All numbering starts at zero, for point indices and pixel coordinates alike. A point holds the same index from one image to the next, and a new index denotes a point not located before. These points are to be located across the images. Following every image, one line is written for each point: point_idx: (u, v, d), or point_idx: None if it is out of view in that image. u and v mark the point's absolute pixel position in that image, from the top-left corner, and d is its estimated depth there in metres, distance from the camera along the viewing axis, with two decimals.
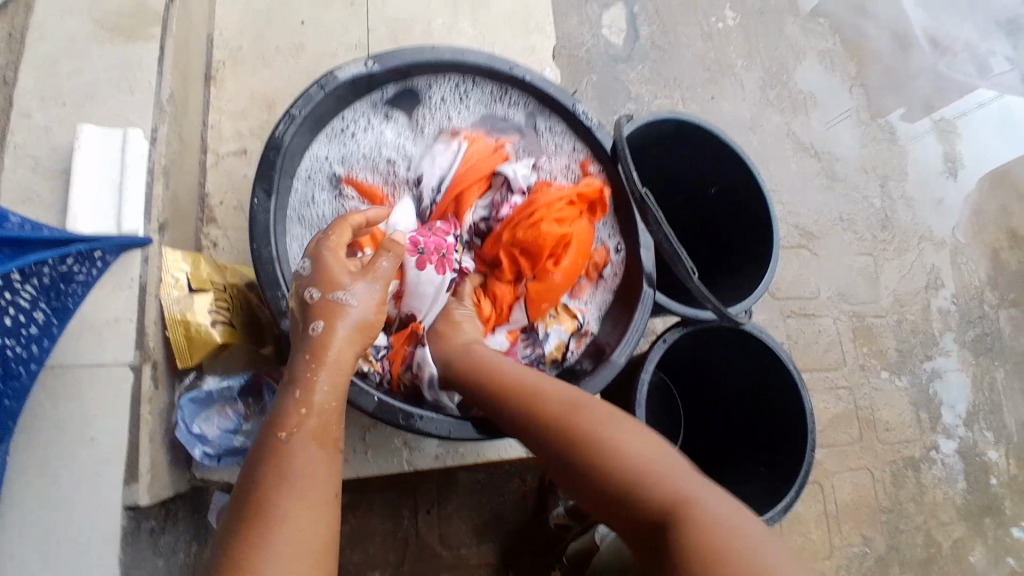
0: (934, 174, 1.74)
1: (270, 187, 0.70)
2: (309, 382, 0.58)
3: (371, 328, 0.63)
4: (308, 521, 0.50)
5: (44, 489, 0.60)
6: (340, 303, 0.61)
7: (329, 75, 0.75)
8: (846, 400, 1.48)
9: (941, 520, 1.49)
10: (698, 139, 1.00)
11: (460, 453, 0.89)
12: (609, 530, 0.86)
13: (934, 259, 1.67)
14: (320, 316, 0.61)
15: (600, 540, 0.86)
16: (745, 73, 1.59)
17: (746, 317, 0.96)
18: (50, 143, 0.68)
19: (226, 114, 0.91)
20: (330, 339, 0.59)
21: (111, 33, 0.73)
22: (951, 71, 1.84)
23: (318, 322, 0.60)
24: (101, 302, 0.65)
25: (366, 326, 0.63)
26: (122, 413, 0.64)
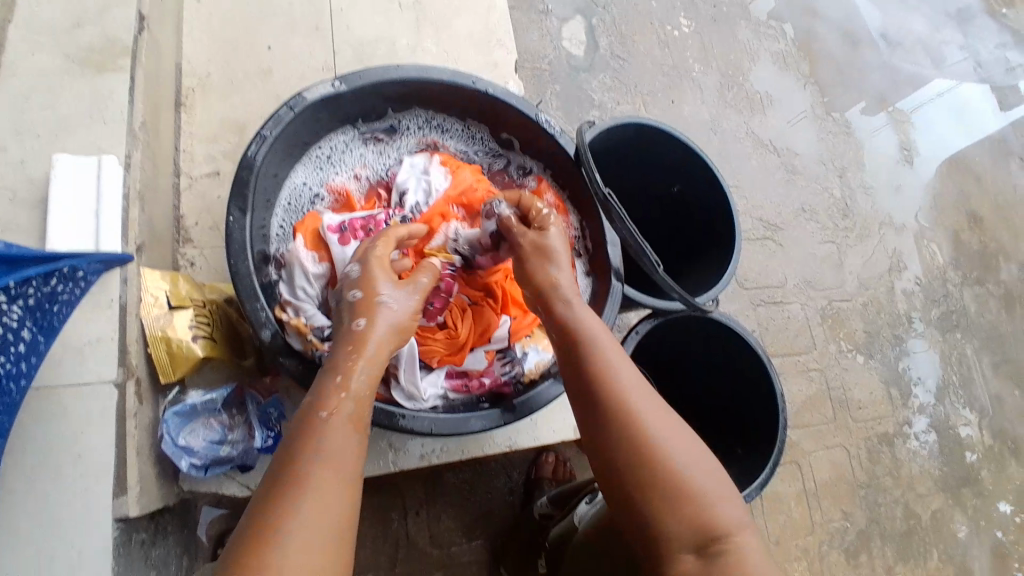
0: (891, 162, 1.81)
1: (244, 205, 0.72)
2: (348, 368, 0.60)
3: (404, 331, 0.67)
4: (333, 497, 0.51)
5: (34, 505, 0.62)
6: (382, 303, 0.65)
7: (297, 95, 0.78)
8: (819, 383, 1.53)
9: (918, 493, 1.54)
10: (656, 139, 1.05)
11: (444, 450, 0.92)
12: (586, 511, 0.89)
13: (895, 243, 1.73)
14: (363, 312, 0.64)
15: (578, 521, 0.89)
16: (703, 76, 1.65)
17: (713, 306, 1.00)
18: (27, 174, 0.70)
19: (198, 138, 0.94)
20: (370, 334, 0.63)
21: (82, 66, 0.76)
22: (900, 64, 1.92)
23: (361, 318, 0.64)
24: (83, 323, 0.67)
25: (400, 329, 0.66)
26: (108, 428, 0.66)
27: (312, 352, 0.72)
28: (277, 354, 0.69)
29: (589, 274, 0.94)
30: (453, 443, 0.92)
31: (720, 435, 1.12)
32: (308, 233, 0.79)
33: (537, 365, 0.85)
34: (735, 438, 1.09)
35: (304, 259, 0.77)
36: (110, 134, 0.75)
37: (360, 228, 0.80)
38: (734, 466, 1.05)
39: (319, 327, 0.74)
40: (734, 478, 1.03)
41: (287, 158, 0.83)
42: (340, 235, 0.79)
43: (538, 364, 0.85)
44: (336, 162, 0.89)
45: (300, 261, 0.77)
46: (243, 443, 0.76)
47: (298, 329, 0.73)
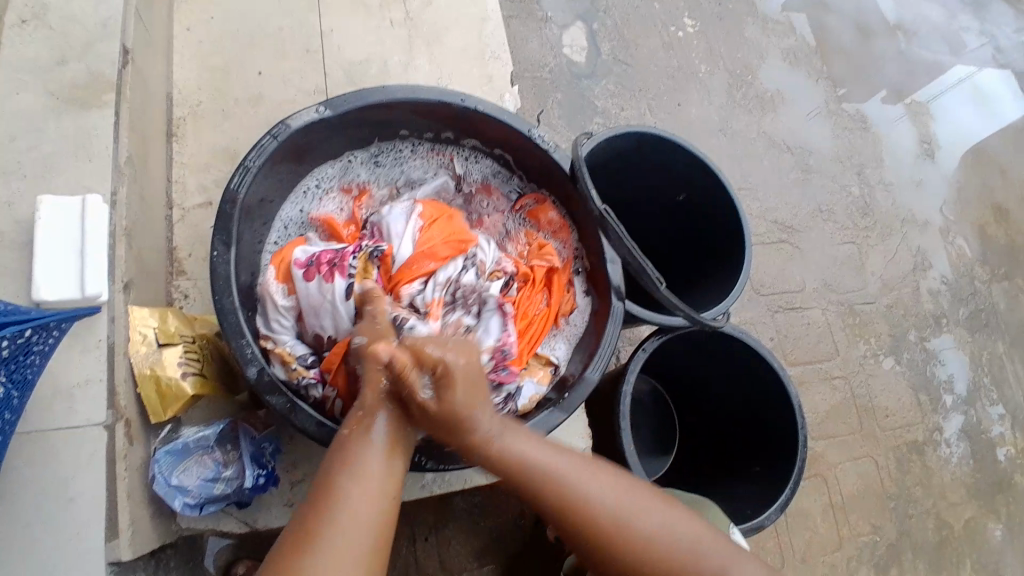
0: (911, 157, 1.74)
1: (228, 238, 0.71)
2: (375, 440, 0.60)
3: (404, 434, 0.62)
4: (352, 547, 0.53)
5: (24, 555, 0.61)
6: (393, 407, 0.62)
7: (281, 124, 0.76)
8: (842, 390, 1.47)
9: (951, 502, 1.47)
10: (659, 149, 1.01)
11: (446, 480, 0.89)
12: None
13: (919, 240, 1.66)
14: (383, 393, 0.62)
15: None
16: (709, 78, 1.61)
17: (724, 320, 0.96)
18: (12, 216, 0.70)
19: (189, 169, 0.93)
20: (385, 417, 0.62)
21: (67, 104, 0.75)
22: (917, 54, 1.85)
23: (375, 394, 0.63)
24: (70, 366, 0.66)
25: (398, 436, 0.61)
26: (98, 472, 0.65)
27: (297, 380, 0.73)
28: (263, 391, 0.67)
29: (588, 293, 0.92)
30: (455, 472, 0.90)
31: (736, 453, 1.07)
32: (281, 264, 0.77)
33: (531, 399, 0.81)
34: (752, 456, 1.05)
35: (274, 292, 0.75)
36: (96, 171, 0.74)
37: (326, 263, 0.75)
38: (751, 487, 1.01)
39: (303, 355, 0.75)
40: (752, 498, 0.98)
41: (275, 187, 0.82)
42: (305, 270, 0.75)
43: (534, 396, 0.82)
44: (330, 195, 0.89)
45: (270, 296, 0.75)
46: (236, 480, 0.75)
47: (282, 358, 0.74)
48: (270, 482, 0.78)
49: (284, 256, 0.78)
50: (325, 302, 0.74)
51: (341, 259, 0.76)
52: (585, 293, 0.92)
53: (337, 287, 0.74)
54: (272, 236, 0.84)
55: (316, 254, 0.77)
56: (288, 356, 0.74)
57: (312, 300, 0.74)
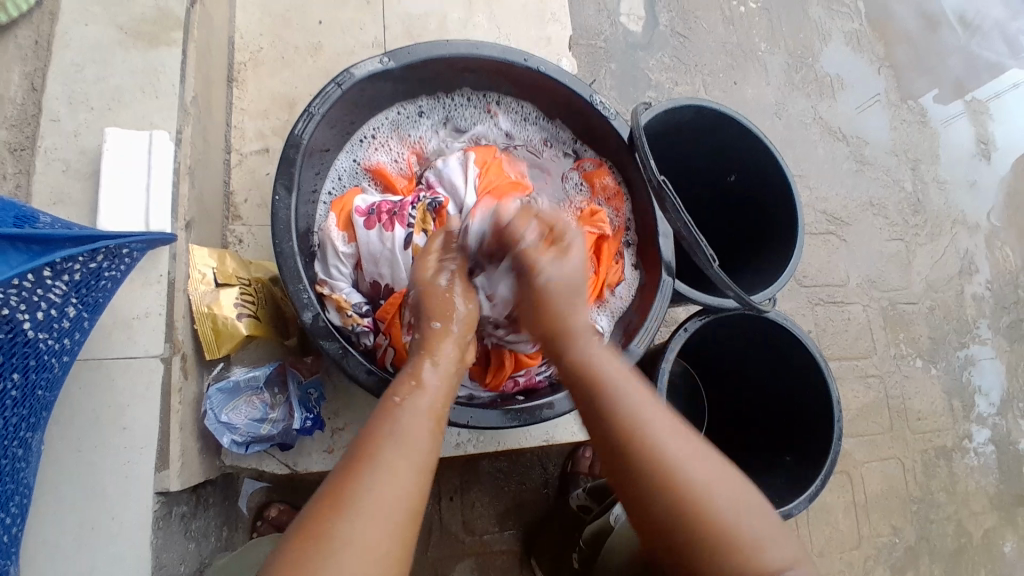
0: (969, 156, 1.68)
1: (290, 183, 0.71)
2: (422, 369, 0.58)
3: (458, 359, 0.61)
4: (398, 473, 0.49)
5: (81, 476, 0.64)
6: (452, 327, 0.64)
7: (346, 72, 0.75)
8: (875, 388, 1.45)
9: (973, 510, 1.46)
10: (717, 125, 0.99)
11: (482, 441, 0.91)
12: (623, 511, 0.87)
13: (968, 244, 1.62)
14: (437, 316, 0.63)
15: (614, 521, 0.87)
16: (769, 58, 1.56)
17: (770, 305, 0.94)
18: (81, 147, 0.71)
19: (248, 114, 0.93)
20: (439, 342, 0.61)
21: (135, 39, 0.75)
22: (985, 50, 1.77)
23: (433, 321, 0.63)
24: (132, 298, 0.68)
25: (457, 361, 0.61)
26: (154, 403, 0.67)
27: (351, 327, 0.74)
28: (318, 336, 0.67)
29: (636, 266, 0.91)
30: (491, 434, 0.91)
31: (767, 441, 1.07)
32: (341, 212, 0.77)
33: None
34: (784, 446, 1.04)
35: (334, 238, 0.75)
36: (161, 108, 0.74)
37: (387, 213, 0.76)
38: (782, 475, 1.01)
39: (358, 304, 0.75)
40: (781, 486, 0.98)
41: (335, 136, 0.81)
42: (367, 218, 0.76)
43: None
44: (385, 146, 0.88)
45: (330, 241, 0.75)
46: (283, 423, 0.76)
47: (338, 304, 0.74)
48: (316, 426, 0.79)
49: (344, 204, 0.78)
50: (385, 252, 0.75)
51: (402, 208, 0.76)
52: (633, 267, 0.91)
53: (397, 236, 0.74)
54: (327, 182, 0.84)
55: (376, 203, 0.77)
56: (344, 303, 0.74)
57: (371, 248, 0.75)
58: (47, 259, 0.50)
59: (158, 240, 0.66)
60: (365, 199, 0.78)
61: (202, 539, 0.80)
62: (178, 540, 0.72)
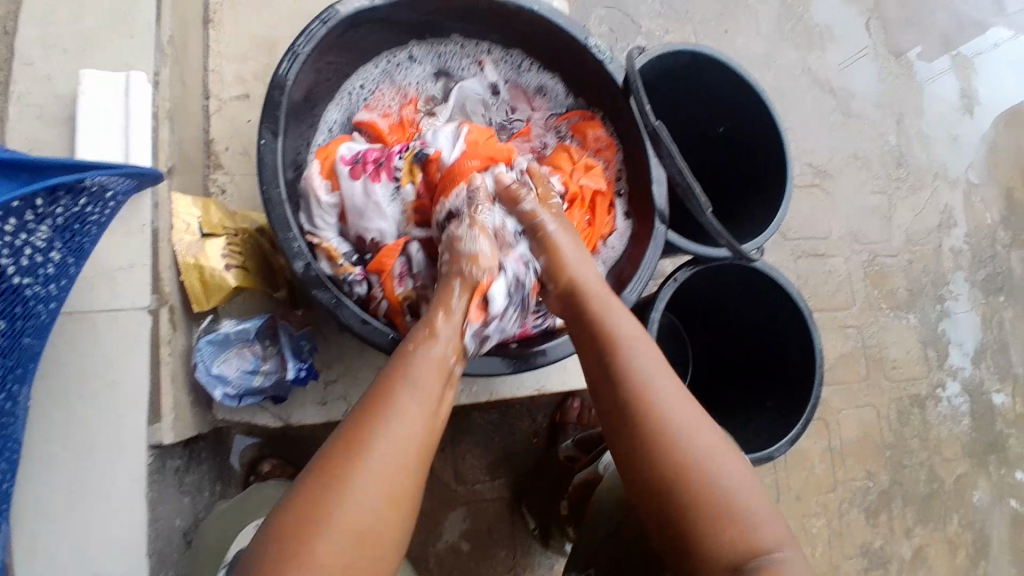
0: (952, 111, 1.69)
1: (276, 127, 0.68)
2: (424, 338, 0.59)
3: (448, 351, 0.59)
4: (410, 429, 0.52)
5: (73, 429, 0.63)
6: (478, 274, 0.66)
7: (330, 8, 0.72)
8: (854, 339, 1.49)
9: (944, 455, 1.52)
10: (710, 73, 0.97)
11: (476, 391, 0.91)
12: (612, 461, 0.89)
13: (948, 199, 1.64)
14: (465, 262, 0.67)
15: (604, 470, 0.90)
16: (759, 7, 1.53)
17: (758, 255, 0.95)
18: (52, 90, 0.67)
19: (226, 58, 0.89)
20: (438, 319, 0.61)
21: None
22: (973, 3, 1.76)
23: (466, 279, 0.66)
24: (115, 248, 0.66)
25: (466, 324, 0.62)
26: (143, 356, 0.66)
27: (343, 276, 0.73)
28: (310, 285, 0.66)
29: (628, 216, 0.89)
30: (485, 384, 0.91)
31: (750, 388, 1.10)
32: (326, 160, 0.76)
33: None
34: (766, 392, 1.07)
35: (317, 189, 0.74)
36: (135, 49, 0.71)
37: (372, 163, 0.76)
38: (763, 421, 1.04)
39: (348, 253, 0.74)
40: (763, 432, 1.01)
41: (321, 78, 0.78)
42: (351, 167, 0.75)
43: None
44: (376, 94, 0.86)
45: (315, 191, 0.73)
46: (276, 376, 0.75)
47: (328, 254, 0.73)
48: (309, 377, 0.78)
49: (331, 152, 0.76)
50: (369, 202, 0.74)
51: (387, 158, 0.76)
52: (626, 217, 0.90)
53: (382, 188, 0.75)
54: (317, 132, 0.82)
55: (361, 152, 0.76)
56: (335, 253, 0.73)
57: (356, 199, 0.74)
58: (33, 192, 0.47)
59: (145, 179, 0.62)
60: (350, 148, 0.77)
61: (196, 492, 0.81)
62: (172, 492, 0.72)
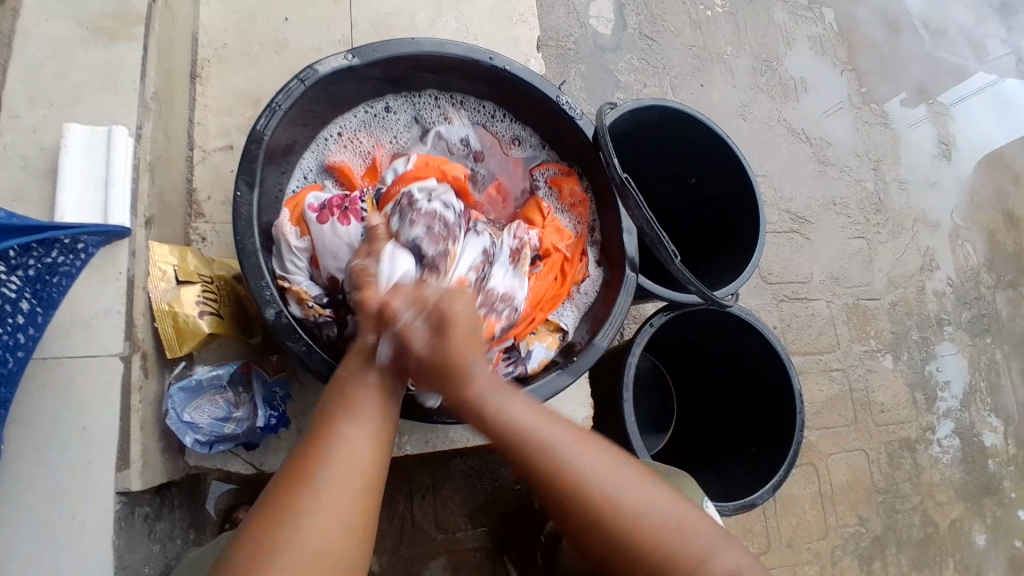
0: (929, 157, 1.73)
1: (252, 179, 0.70)
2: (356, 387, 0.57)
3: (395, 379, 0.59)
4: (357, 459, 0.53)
5: (36, 476, 0.63)
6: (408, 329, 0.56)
7: (309, 68, 0.75)
8: (841, 382, 1.49)
9: (937, 500, 1.50)
10: (681, 126, 1.01)
11: (450, 437, 0.91)
12: None
13: (929, 241, 1.66)
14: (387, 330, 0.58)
15: None
16: (734, 61, 1.59)
17: (733, 300, 0.96)
18: (37, 143, 0.70)
19: (212, 111, 0.92)
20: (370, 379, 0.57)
21: (94, 34, 0.75)
22: (944, 55, 1.83)
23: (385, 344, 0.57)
24: (89, 295, 0.67)
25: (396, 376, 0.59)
26: (112, 401, 0.66)
27: (313, 318, 0.74)
28: (280, 333, 0.67)
29: (601, 266, 0.92)
30: (460, 429, 0.91)
31: (731, 432, 1.09)
32: (295, 208, 0.77)
33: (542, 363, 0.83)
34: (748, 437, 1.06)
35: (287, 234, 0.75)
36: (120, 104, 0.74)
37: (338, 207, 0.76)
38: (746, 467, 1.02)
39: (319, 295, 0.75)
40: (746, 478, 1.00)
41: (300, 132, 0.81)
42: (318, 214, 0.75)
43: (543, 360, 0.83)
44: (351, 142, 0.88)
45: (284, 236, 0.75)
46: (247, 422, 0.75)
47: (299, 296, 0.74)
48: (282, 424, 0.78)
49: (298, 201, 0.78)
50: (340, 245, 0.74)
51: (352, 203, 0.77)
52: (597, 265, 0.92)
53: (351, 230, 0.75)
54: (292, 180, 0.84)
55: (327, 199, 0.77)
56: (305, 295, 0.74)
57: (327, 242, 0.74)
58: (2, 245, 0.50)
59: (110, 233, 0.68)
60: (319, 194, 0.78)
61: (165, 541, 0.79)
62: (139, 541, 0.71)
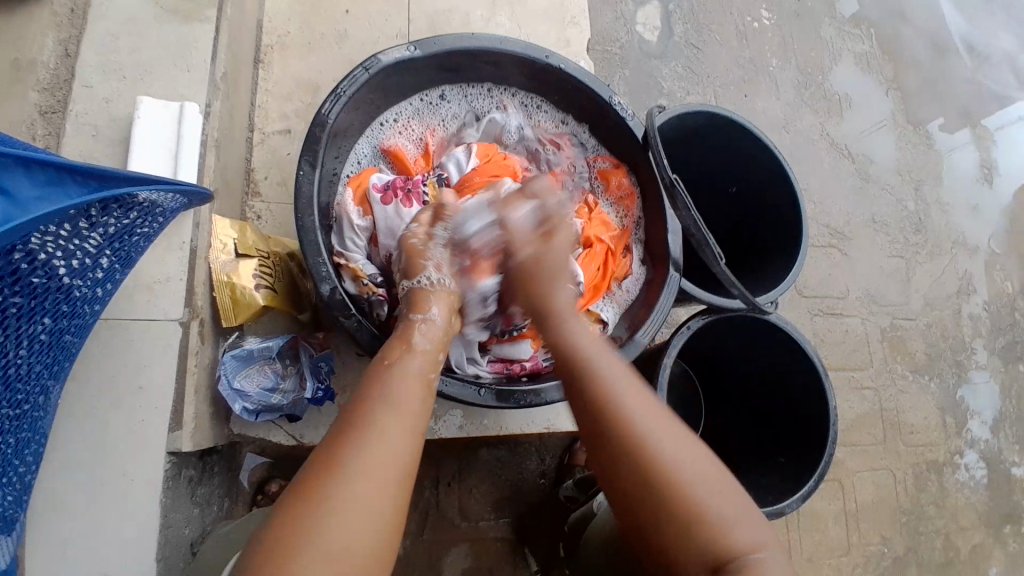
0: (971, 180, 1.71)
1: (315, 160, 0.73)
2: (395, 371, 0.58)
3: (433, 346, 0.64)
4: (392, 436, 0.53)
5: (96, 430, 0.66)
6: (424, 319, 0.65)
7: (373, 57, 0.78)
8: (871, 401, 1.47)
9: (962, 526, 1.47)
10: (728, 132, 1.01)
11: (484, 424, 0.92)
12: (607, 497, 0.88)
13: (967, 264, 1.64)
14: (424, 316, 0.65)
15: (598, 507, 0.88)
16: (779, 73, 1.59)
17: (772, 308, 0.96)
18: (112, 115, 0.73)
19: (273, 95, 0.95)
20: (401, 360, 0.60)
21: (170, 14, 0.78)
22: (991, 78, 1.81)
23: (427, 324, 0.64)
24: (155, 261, 0.70)
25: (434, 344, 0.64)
26: (169, 364, 0.69)
27: (366, 296, 0.75)
28: (335, 307, 0.69)
29: (644, 262, 0.93)
30: (494, 418, 0.92)
31: (761, 441, 1.09)
32: (358, 188, 0.80)
33: None
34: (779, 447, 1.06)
35: (349, 212, 0.78)
36: (191, 82, 0.77)
37: (401, 189, 0.80)
38: (776, 476, 1.02)
39: (373, 274, 0.76)
40: (775, 487, 1.00)
41: (358, 118, 0.83)
42: (383, 194, 0.79)
43: None
44: (406, 129, 0.91)
45: (347, 215, 0.78)
46: (294, 393, 0.78)
47: (354, 273, 0.76)
48: (326, 397, 0.81)
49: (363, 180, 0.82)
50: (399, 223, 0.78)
51: (415, 186, 0.81)
52: (641, 262, 0.94)
53: (413, 211, 0.78)
54: (348, 165, 0.86)
55: (390, 181, 0.81)
56: (360, 272, 0.75)
57: (388, 222, 0.78)
58: (99, 194, 0.50)
59: (194, 197, 0.66)
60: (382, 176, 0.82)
61: (205, 506, 0.82)
62: (183, 502, 0.74)
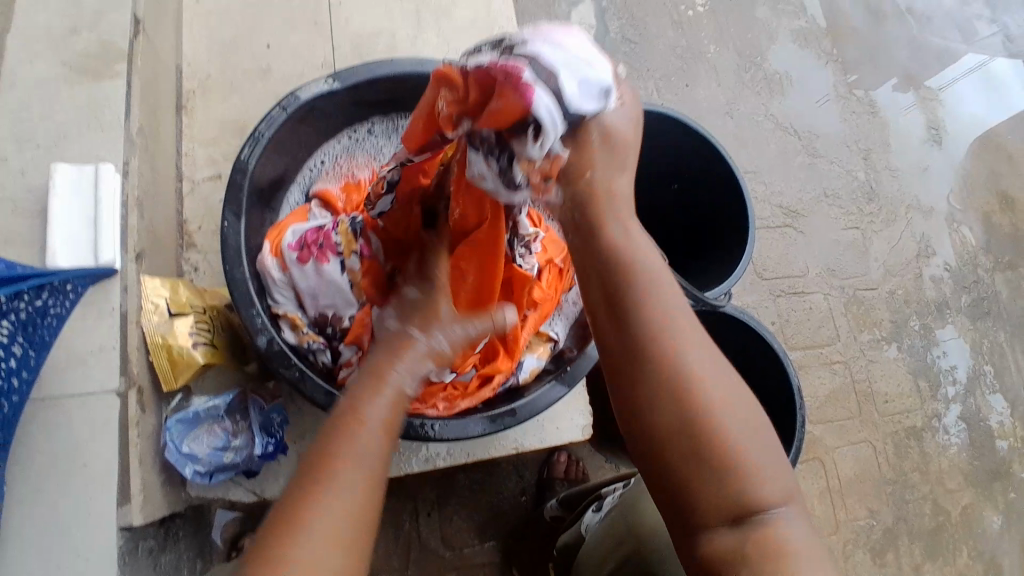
0: (920, 143, 1.73)
1: (239, 209, 0.71)
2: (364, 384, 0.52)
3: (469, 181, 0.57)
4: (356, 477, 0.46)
5: (45, 516, 0.63)
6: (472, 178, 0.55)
7: (290, 95, 0.76)
8: (842, 374, 1.48)
9: (948, 488, 1.49)
10: (663, 131, 1.01)
11: (450, 453, 0.91)
12: (594, 518, 0.86)
13: (923, 228, 1.66)
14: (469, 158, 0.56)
15: (586, 529, 0.86)
16: (718, 60, 1.60)
17: (727, 300, 0.97)
18: (27, 185, 0.70)
19: (199, 141, 0.93)
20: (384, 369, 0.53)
21: (80, 73, 0.75)
22: (931, 39, 1.83)
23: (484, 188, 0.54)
24: (84, 332, 0.67)
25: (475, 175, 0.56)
26: (112, 438, 0.67)
27: (307, 345, 0.77)
28: (274, 360, 0.67)
29: None
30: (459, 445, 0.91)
31: None
32: (275, 239, 0.78)
33: (533, 372, 0.83)
34: None
35: (268, 268, 0.75)
36: (107, 140, 0.74)
37: (314, 245, 0.76)
38: None
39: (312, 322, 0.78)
40: None
41: (284, 160, 0.82)
42: (298, 252, 0.76)
43: (534, 371, 0.83)
44: (334, 172, 0.91)
45: (266, 271, 0.75)
46: (245, 450, 0.76)
47: (293, 322, 0.77)
48: (279, 451, 0.79)
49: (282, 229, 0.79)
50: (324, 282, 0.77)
51: (326, 238, 0.76)
52: None
53: (331, 268, 0.76)
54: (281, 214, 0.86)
55: (305, 234, 0.77)
56: (299, 321, 0.78)
57: (310, 285, 0.77)
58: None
59: (97, 274, 0.69)
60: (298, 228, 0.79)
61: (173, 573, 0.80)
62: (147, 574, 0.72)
